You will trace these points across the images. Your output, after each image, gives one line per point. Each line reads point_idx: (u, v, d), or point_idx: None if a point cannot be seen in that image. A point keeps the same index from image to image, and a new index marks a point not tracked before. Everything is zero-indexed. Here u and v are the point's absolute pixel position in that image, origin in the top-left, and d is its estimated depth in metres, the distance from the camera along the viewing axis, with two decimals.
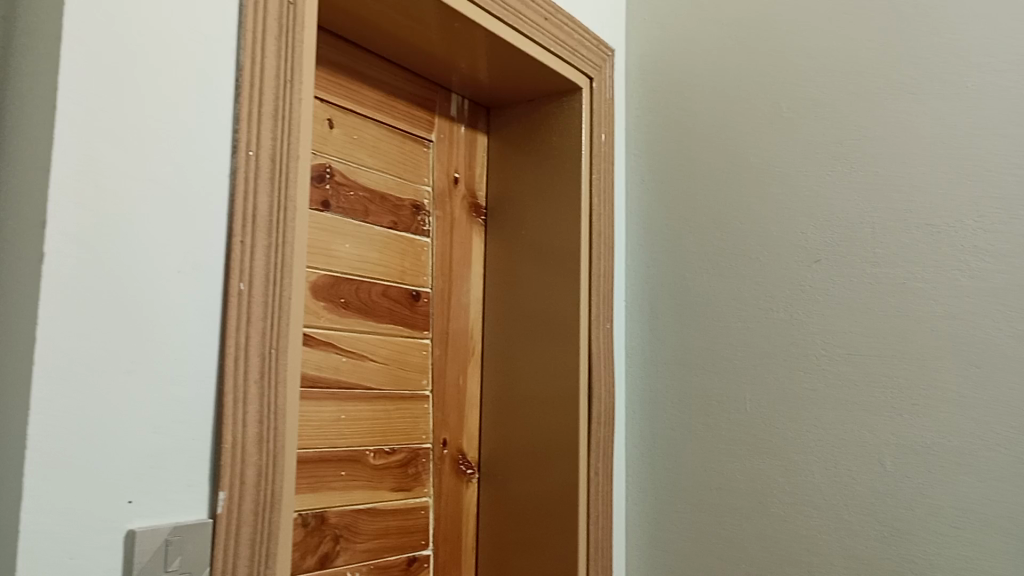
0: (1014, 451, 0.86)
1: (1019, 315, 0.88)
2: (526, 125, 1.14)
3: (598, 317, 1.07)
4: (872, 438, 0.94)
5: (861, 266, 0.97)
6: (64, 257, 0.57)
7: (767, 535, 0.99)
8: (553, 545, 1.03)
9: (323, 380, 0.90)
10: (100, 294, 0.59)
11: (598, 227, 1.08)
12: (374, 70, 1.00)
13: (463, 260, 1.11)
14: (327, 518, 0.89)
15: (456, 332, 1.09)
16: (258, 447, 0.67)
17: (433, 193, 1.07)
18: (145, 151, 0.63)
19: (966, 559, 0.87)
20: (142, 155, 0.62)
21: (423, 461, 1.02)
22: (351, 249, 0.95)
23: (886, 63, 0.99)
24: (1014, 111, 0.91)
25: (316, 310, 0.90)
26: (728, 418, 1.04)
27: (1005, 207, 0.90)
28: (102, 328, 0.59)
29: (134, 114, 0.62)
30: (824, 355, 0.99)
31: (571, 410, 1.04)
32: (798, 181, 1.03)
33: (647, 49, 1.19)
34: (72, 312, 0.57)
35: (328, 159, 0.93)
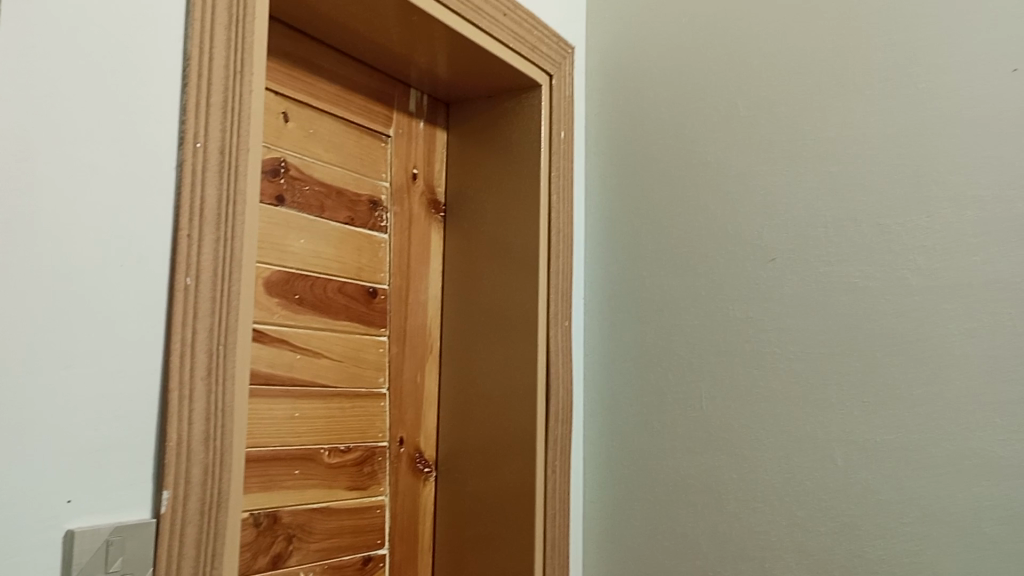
0: (960, 447, 0.88)
1: (967, 314, 0.89)
2: (486, 121, 1.14)
3: (557, 314, 1.07)
4: (825, 435, 0.95)
5: (815, 265, 0.98)
6: (44, 258, 0.58)
7: (721, 532, 1.00)
8: (509, 541, 1.03)
9: (276, 378, 0.89)
10: (62, 291, 0.59)
11: (557, 224, 1.08)
12: (330, 63, 0.99)
13: (421, 258, 1.10)
14: (279, 518, 0.88)
15: (413, 330, 1.08)
16: (205, 446, 0.65)
17: (391, 189, 1.06)
18: (117, 151, 0.63)
19: (913, 554, 0.89)
20: (113, 154, 0.62)
21: (379, 459, 1.02)
22: (306, 244, 0.94)
23: (841, 63, 1.00)
24: (964, 111, 0.92)
25: (269, 307, 0.89)
26: (684, 415, 1.05)
27: (955, 206, 0.91)
28: (62, 326, 0.59)
29: (113, 116, 0.63)
30: (778, 353, 0.99)
31: (529, 406, 1.04)
32: (754, 181, 1.04)
33: (606, 46, 1.19)
34: (39, 310, 0.58)
35: (282, 153, 0.92)
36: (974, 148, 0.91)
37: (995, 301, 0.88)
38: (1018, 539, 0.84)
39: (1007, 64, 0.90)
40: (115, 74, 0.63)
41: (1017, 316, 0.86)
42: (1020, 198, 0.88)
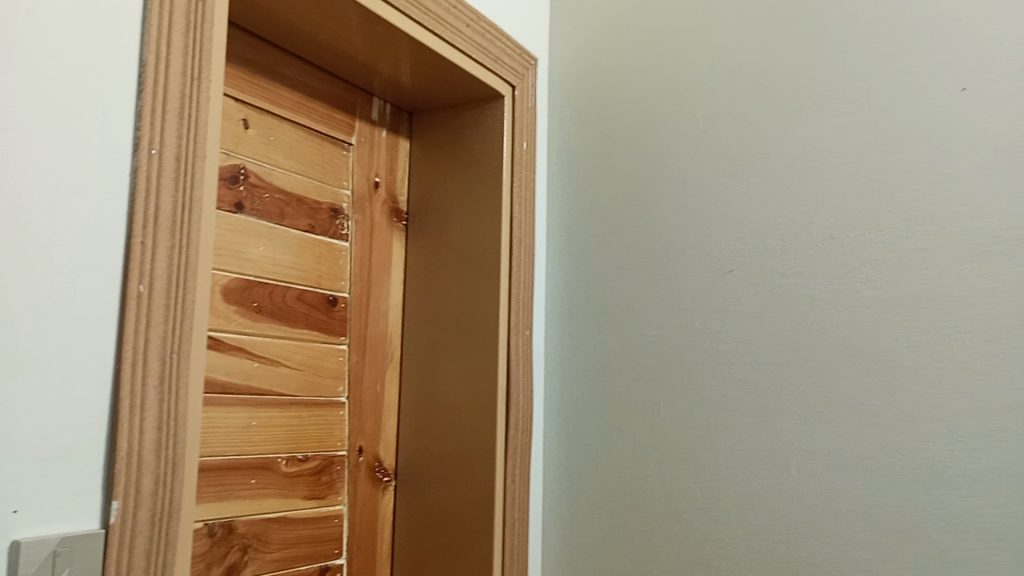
0: (909, 457, 0.90)
1: (916, 327, 0.91)
2: (449, 131, 1.14)
3: (518, 323, 1.07)
4: (780, 444, 0.97)
5: (771, 277, 1.00)
6: None
7: (678, 540, 1.01)
8: (468, 551, 1.03)
9: (233, 386, 0.88)
10: (12, 296, 0.58)
11: (519, 233, 1.09)
12: (292, 70, 0.98)
13: (383, 266, 1.10)
14: (234, 528, 0.88)
15: (374, 338, 1.08)
16: (156, 456, 0.64)
17: (352, 197, 1.06)
18: (70, 156, 0.62)
19: (864, 561, 0.90)
20: (65, 160, 0.62)
21: (338, 468, 1.01)
22: (265, 252, 0.93)
23: (797, 80, 1.02)
24: (914, 129, 0.94)
25: (226, 315, 0.88)
26: (644, 424, 1.06)
27: (905, 221, 0.93)
28: (11, 332, 0.58)
29: (65, 121, 0.62)
30: (735, 363, 1.01)
31: (489, 415, 1.04)
32: (712, 193, 1.06)
33: (568, 59, 1.21)
34: None
35: (242, 160, 0.91)
36: (924, 165, 0.93)
37: (943, 315, 0.90)
38: (964, 548, 0.86)
39: (956, 84, 0.93)
40: (70, 79, 0.62)
41: (965, 329, 0.89)
42: (968, 214, 0.90)
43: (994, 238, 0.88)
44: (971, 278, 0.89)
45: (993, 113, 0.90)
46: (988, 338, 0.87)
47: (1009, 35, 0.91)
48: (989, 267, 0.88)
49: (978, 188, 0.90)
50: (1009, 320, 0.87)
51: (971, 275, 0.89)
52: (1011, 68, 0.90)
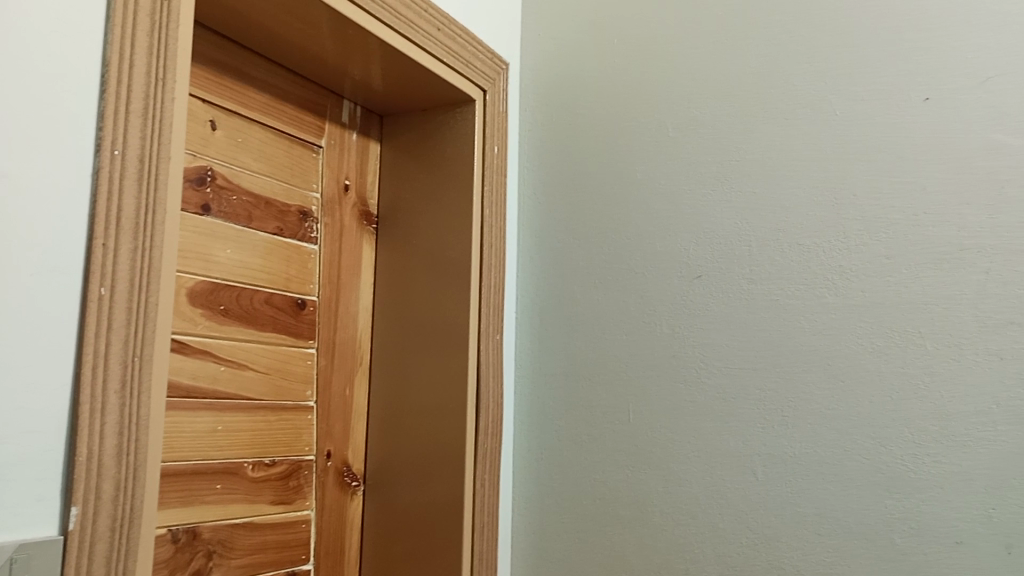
0: (872, 461, 0.91)
1: (880, 332, 0.92)
2: (419, 134, 1.14)
3: (488, 327, 1.07)
4: (746, 448, 0.98)
5: (739, 282, 1.01)
6: None
7: (646, 544, 1.01)
8: (437, 556, 1.03)
9: (198, 390, 0.87)
10: None
11: (490, 237, 1.09)
12: (260, 71, 0.97)
13: (352, 269, 1.09)
14: (199, 533, 0.86)
15: (343, 341, 1.07)
16: (117, 460, 0.64)
17: (322, 200, 1.05)
18: (29, 156, 0.61)
19: (828, 564, 0.91)
20: (25, 160, 0.61)
21: (305, 472, 1.00)
22: (232, 254, 0.92)
23: (764, 88, 1.03)
24: (879, 138, 0.96)
25: (192, 318, 0.87)
26: (613, 429, 1.06)
27: (870, 228, 0.94)
28: None
29: (26, 121, 0.61)
30: (703, 368, 1.01)
31: (459, 419, 1.04)
32: (681, 198, 1.06)
33: (540, 63, 1.21)
34: None
35: (209, 161, 0.90)
36: (888, 173, 0.94)
37: (906, 321, 0.91)
38: (926, 550, 0.87)
39: (919, 94, 0.94)
40: (31, 79, 0.61)
41: (927, 335, 0.90)
42: (930, 222, 0.91)
43: (955, 246, 0.90)
44: (933, 285, 0.90)
45: (955, 123, 0.92)
46: (949, 344, 0.89)
47: (971, 47, 0.93)
48: (950, 275, 0.90)
49: (940, 197, 0.91)
50: (969, 326, 0.88)
51: (933, 282, 0.90)
52: (973, 79, 0.92)
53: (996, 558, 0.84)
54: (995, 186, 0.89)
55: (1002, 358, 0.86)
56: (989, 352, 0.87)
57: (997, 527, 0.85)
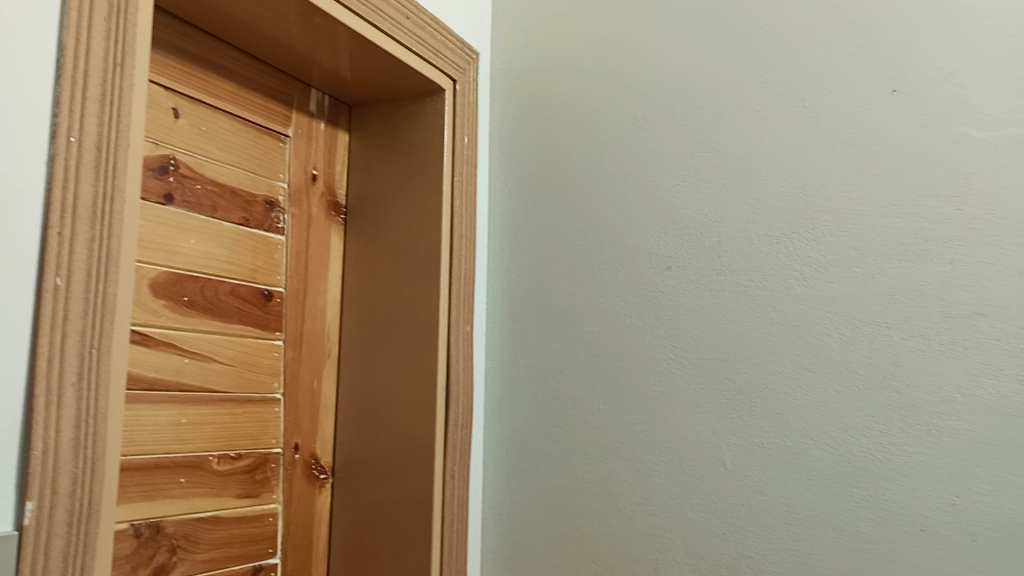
0: (839, 450, 0.91)
1: (847, 323, 0.93)
2: (389, 124, 1.13)
3: (458, 319, 1.07)
4: (714, 439, 0.98)
5: (709, 274, 1.01)
6: None
7: (616, 535, 1.02)
8: (406, 549, 1.02)
9: (162, 382, 0.86)
10: None
11: (460, 229, 1.08)
12: (225, 59, 0.96)
13: (320, 260, 1.08)
14: (163, 528, 0.85)
15: (311, 333, 1.06)
16: (74, 454, 0.62)
17: (289, 190, 1.04)
18: None
19: (795, 553, 0.92)
20: None
21: (272, 466, 0.99)
22: (196, 245, 0.91)
23: (735, 80, 1.04)
24: (847, 130, 0.96)
25: (155, 310, 0.86)
26: (583, 420, 1.06)
27: (837, 220, 0.95)
28: None
29: None
30: (674, 359, 1.02)
31: (428, 411, 1.03)
32: (651, 190, 1.06)
33: (511, 54, 1.20)
34: None
35: (172, 150, 0.89)
36: (856, 165, 0.95)
37: (873, 312, 0.92)
38: (891, 539, 0.88)
39: (886, 86, 0.95)
40: None
41: (892, 325, 0.91)
42: (897, 214, 0.92)
43: (921, 237, 0.91)
44: (899, 276, 0.91)
45: (922, 116, 0.93)
46: (915, 335, 0.90)
47: (938, 39, 0.93)
48: (916, 266, 0.91)
49: (906, 189, 0.92)
50: (934, 317, 0.89)
51: (899, 273, 0.91)
52: (939, 72, 0.93)
53: (959, 546, 0.85)
54: (961, 177, 0.90)
55: (966, 348, 0.87)
56: (954, 343, 0.88)
57: (960, 515, 0.86)
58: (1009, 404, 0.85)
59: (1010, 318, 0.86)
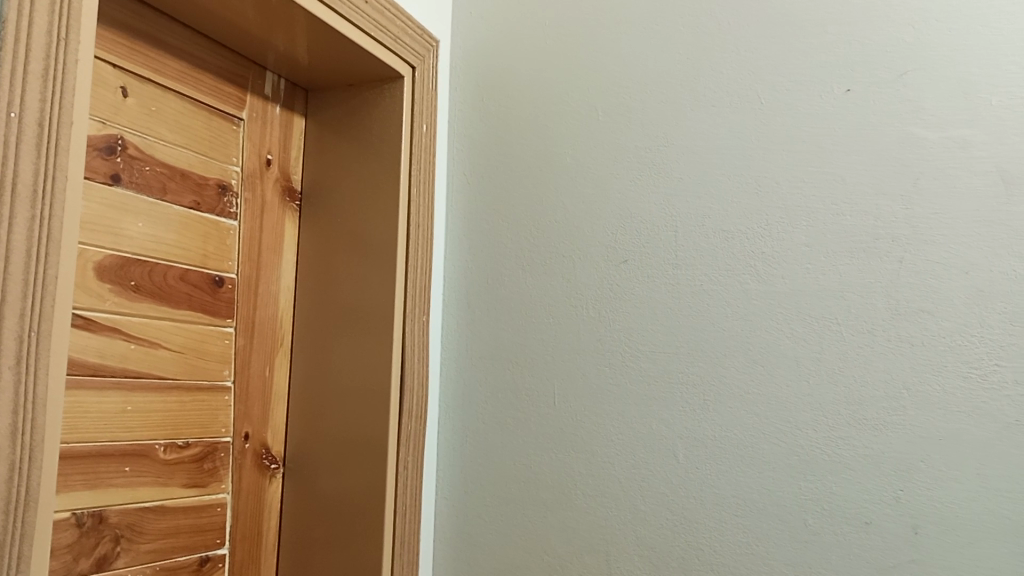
0: (788, 443, 0.93)
1: (798, 318, 0.94)
2: (346, 109, 1.11)
3: (414, 309, 1.06)
4: (667, 431, 0.99)
5: (664, 267, 1.01)
6: None
7: (568, 527, 1.02)
8: (358, 541, 1.01)
9: (107, 368, 0.84)
10: None
11: (417, 218, 1.07)
12: (177, 37, 0.93)
13: (273, 247, 1.06)
14: (106, 517, 0.83)
15: (263, 321, 1.04)
16: (12, 441, 0.60)
17: (242, 175, 1.01)
18: None
19: (743, 545, 0.93)
20: None
21: (221, 455, 0.97)
22: (144, 228, 0.88)
23: (693, 75, 1.04)
24: (801, 128, 0.97)
25: (100, 294, 0.83)
26: (538, 412, 1.06)
27: (791, 217, 0.96)
28: None
29: None
30: (628, 351, 1.02)
31: (382, 401, 1.02)
32: (609, 182, 1.06)
33: (470, 42, 1.19)
34: None
35: (120, 130, 0.86)
36: (810, 163, 0.96)
37: (823, 308, 0.93)
38: (835, 531, 0.90)
39: (841, 85, 0.96)
40: None
41: (842, 321, 0.92)
42: (848, 212, 0.94)
43: (870, 235, 0.92)
44: (849, 272, 0.93)
45: (873, 115, 0.94)
46: (863, 331, 0.91)
47: (891, 41, 0.95)
48: (865, 263, 0.92)
49: (857, 186, 0.94)
50: (883, 313, 0.91)
51: (849, 269, 0.93)
52: (891, 73, 0.94)
53: (902, 538, 0.87)
54: (910, 177, 0.92)
55: (911, 344, 0.89)
56: (900, 339, 0.90)
57: (903, 508, 0.88)
58: (951, 400, 0.87)
59: (955, 315, 0.88)
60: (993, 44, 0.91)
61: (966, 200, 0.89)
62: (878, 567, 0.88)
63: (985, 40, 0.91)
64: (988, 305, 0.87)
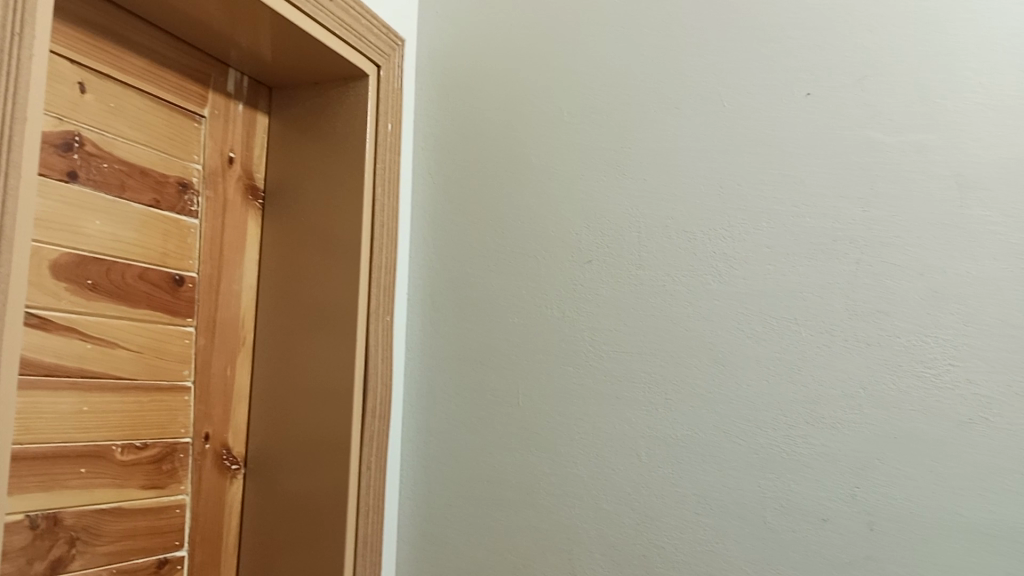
0: (748, 443, 0.94)
1: (759, 319, 0.96)
2: (310, 108, 1.10)
3: (378, 309, 1.05)
4: (631, 430, 0.99)
5: (628, 267, 1.02)
6: None
7: (532, 526, 1.02)
8: (320, 542, 1.00)
9: (63, 368, 0.82)
10: None
11: (382, 217, 1.07)
12: (138, 33, 0.92)
13: (235, 246, 1.05)
14: (61, 519, 0.81)
15: (225, 321, 1.03)
16: None
17: (203, 172, 1.00)
18: None
19: (704, 543, 0.94)
20: None
21: (181, 456, 0.96)
22: (102, 226, 0.87)
23: (658, 78, 1.05)
24: (763, 131, 0.99)
25: (56, 293, 0.82)
26: (502, 412, 1.06)
27: (752, 219, 0.97)
28: None
29: None
30: (591, 351, 1.03)
31: (344, 401, 1.02)
32: (575, 182, 1.07)
33: (437, 42, 1.19)
34: None
35: (78, 126, 0.85)
36: (772, 166, 0.98)
37: (784, 308, 0.95)
38: (795, 528, 0.91)
39: (801, 89, 0.98)
40: None
41: (801, 322, 0.94)
42: (809, 214, 0.95)
43: (830, 237, 0.94)
44: (808, 274, 0.94)
45: (832, 119, 0.96)
46: (822, 331, 0.93)
47: (851, 46, 0.97)
48: (824, 264, 0.94)
49: (817, 189, 0.95)
50: (841, 314, 0.92)
51: (809, 271, 0.94)
52: (850, 78, 0.96)
53: (858, 535, 0.89)
54: (868, 180, 0.94)
55: (868, 344, 0.91)
56: (857, 340, 0.91)
57: (860, 505, 0.89)
58: (906, 399, 0.89)
59: (910, 316, 0.90)
60: (948, 51, 0.93)
61: (921, 203, 0.91)
62: (835, 564, 0.89)
63: (941, 48, 0.94)
64: (942, 307, 0.89)
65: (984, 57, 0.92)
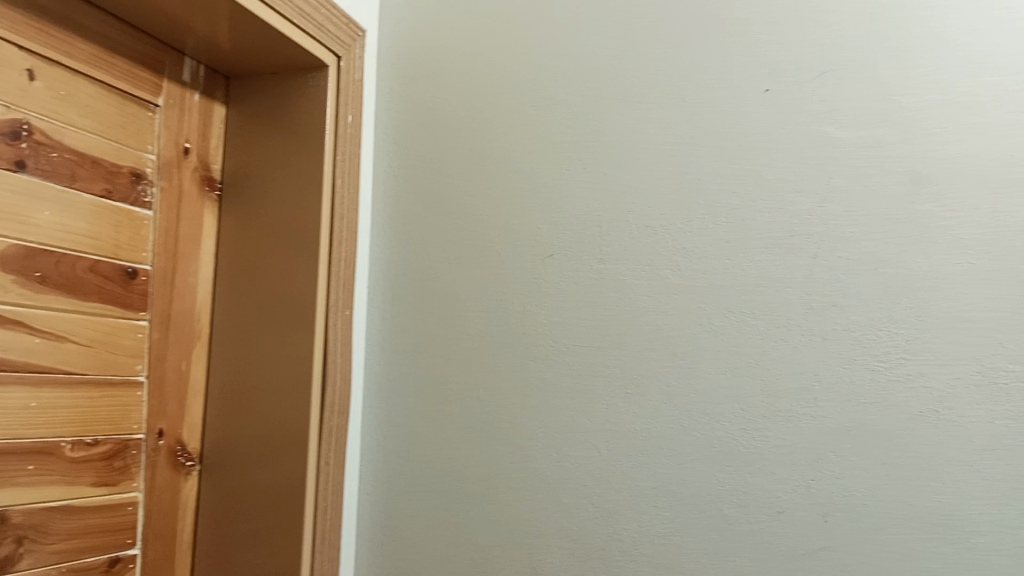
0: (707, 436, 0.95)
1: (717, 313, 0.96)
2: (269, 98, 1.09)
3: (337, 303, 1.04)
4: (591, 424, 1.00)
5: (589, 261, 1.03)
6: None
7: (492, 520, 1.02)
8: (278, 539, 0.99)
9: (10, 362, 0.80)
10: None
11: (341, 210, 1.06)
12: (89, 19, 0.90)
13: (191, 238, 1.03)
14: (8, 518, 0.79)
15: (180, 314, 1.01)
16: None
17: (157, 163, 0.98)
18: None
19: (663, 536, 0.95)
20: None
21: (133, 452, 0.94)
22: (51, 217, 0.85)
23: (621, 71, 1.05)
24: (723, 126, 1.00)
25: (4, 285, 0.80)
26: (462, 406, 1.06)
27: (712, 213, 0.98)
28: None
29: None
30: (552, 345, 1.03)
31: (302, 396, 1.01)
32: (537, 176, 1.07)
33: (399, 32, 1.18)
34: None
35: (26, 114, 0.82)
36: (731, 161, 0.99)
37: (742, 303, 0.96)
38: (751, 520, 0.92)
39: (761, 85, 0.99)
40: None
41: (759, 316, 0.95)
42: (766, 209, 0.96)
43: (787, 232, 0.95)
44: (766, 268, 0.95)
45: (790, 115, 0.97)
46: (779, 325, 0.94)
47: (810, 43, 0.98)
48: (782, 259, 0.95)
49: (776, 185, 0.97)
50: (798, 308, 0.94)
51: (766, 265, 0.95)
52: (809, 75, 0.97)
53: (813, 526, 0.90)
54: (824, 176, 0.95)
55: (823, 338, 0.93)
56: (813, 334, 0.93)
57: (814, 496, 0.91)
58: (859, 392, 0.91)
59: (864, 311, 0.92)
60: (903, 49, 0.95)
61: (876, 199, 0.93)
62: (790, 554, 0.91)
63: (896, 46, 0.95)
64: (895, 301, 0.91)
65: (936, 56, 0.94)
